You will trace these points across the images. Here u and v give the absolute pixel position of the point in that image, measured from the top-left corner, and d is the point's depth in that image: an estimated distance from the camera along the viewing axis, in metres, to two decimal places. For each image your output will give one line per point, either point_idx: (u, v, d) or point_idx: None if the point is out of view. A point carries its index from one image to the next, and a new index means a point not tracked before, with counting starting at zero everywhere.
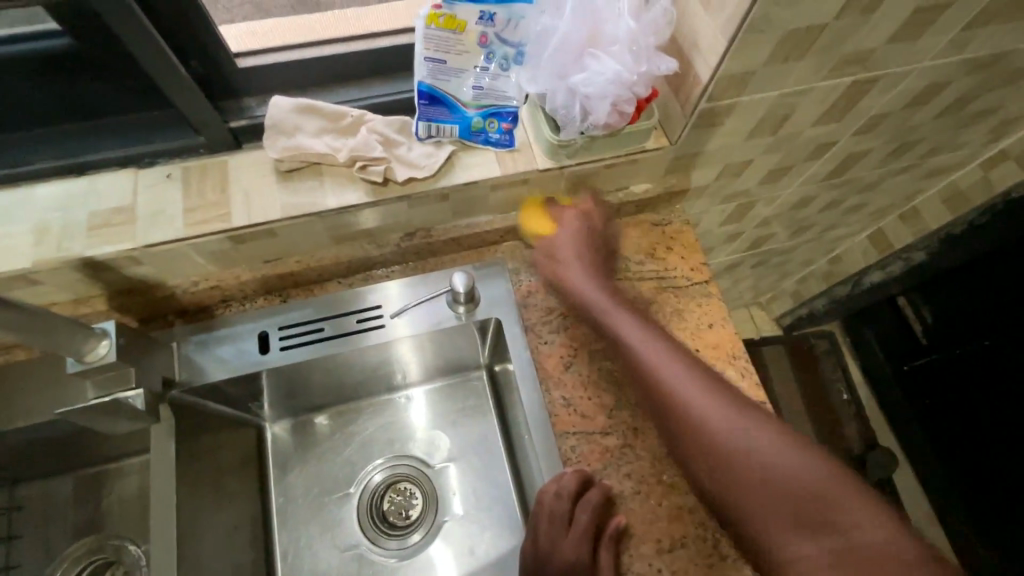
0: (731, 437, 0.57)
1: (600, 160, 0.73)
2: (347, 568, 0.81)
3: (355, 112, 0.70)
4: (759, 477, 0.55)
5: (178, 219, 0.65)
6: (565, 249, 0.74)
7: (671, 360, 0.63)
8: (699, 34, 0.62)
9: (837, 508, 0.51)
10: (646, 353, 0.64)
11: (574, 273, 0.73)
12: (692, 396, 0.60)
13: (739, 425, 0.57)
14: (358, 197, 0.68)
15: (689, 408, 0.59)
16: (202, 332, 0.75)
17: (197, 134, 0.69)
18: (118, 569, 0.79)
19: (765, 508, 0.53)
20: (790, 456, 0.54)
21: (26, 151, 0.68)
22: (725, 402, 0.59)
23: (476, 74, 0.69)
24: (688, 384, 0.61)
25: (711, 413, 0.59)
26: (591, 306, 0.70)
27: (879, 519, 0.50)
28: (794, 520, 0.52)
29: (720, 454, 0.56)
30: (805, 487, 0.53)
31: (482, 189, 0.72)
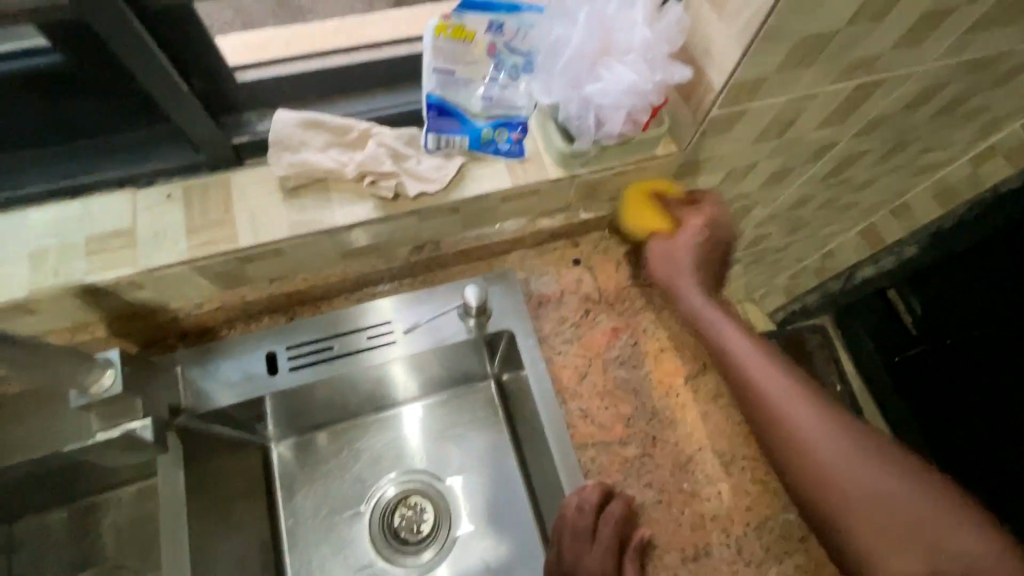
0: (842, 456, 0.58)
1: (610, 168, 0.72)
2: None
3: (362, 125, 0.69)
4: (871, 500, 0.56)
5: (181, 241, 0.63)
6: (683, 253, 0.74)
7: (785, 386, 0.62)
8: (711, 41, 0.62)
9: (930, 525, 0.53)
10: (762, 374, 0.64)
11: (691, 282, 0.73)
12: (804, 414, 0.61)
13: (851, 443, 0.58)
14: (367, 213, 0.66)
15: (812, 431, 0.60)
16: (207, 355, 0.73)
17: (197, 151, 0.66)
18: None
19: (875, 526, 0.55)
20: (898, 475, 0.56)
21: (18, 174, 0.64)
22: (837, 419, 0.60)
23: (486, 84, 0.68)
24: (797, 401, 0.62)
25: (818, 435, 0.60)
26: (704, 322, 0.70)
27: (967, 526, 0.53)
28: (906, 540, 0.53)
29: (833, 477, 0.57)
30: (905, 506, 0.54)
31: (493, 201, 0.70)
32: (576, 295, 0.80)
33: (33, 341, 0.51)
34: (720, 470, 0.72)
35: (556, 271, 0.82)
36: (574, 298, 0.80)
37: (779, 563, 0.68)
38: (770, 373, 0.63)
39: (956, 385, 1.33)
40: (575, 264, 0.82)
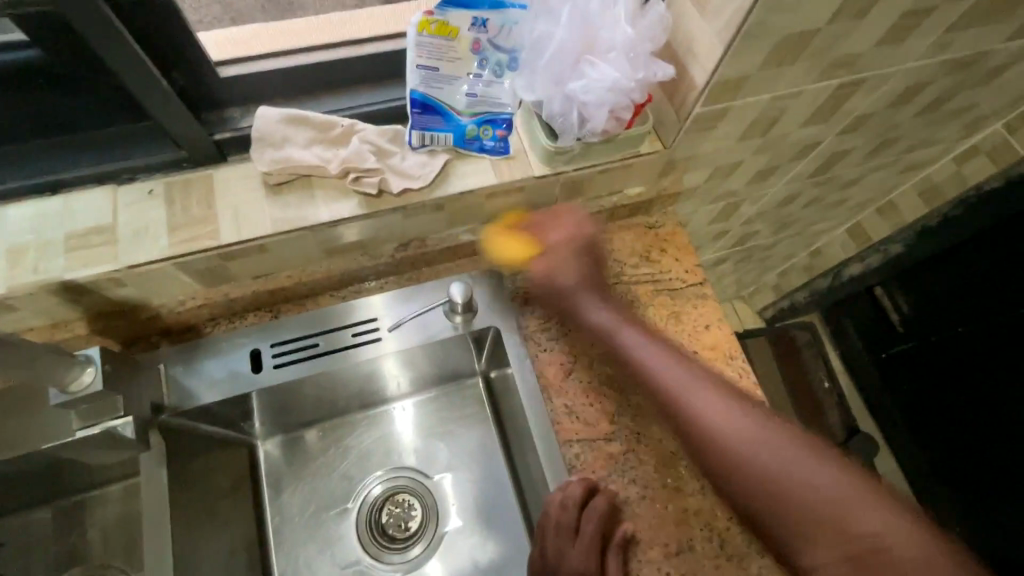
0: (749, 448, 0.56)
1: (595, 165, 0.72)
2: None
3: (346, 122, 0.68)
4: (789, 491, 0.54)
5: (163, 238, 0.62)
6: (564, 275, 0.72)
7: (696, 379, 0.62)
8: (694, 38, 0.62)
9: (847, 511, 0.51)
10: (671, 373, 0.63)
11: (582, 290, 0.72)
12: (718, 408, 0.59)
13: (760, 434, 0.57)
14: (351, 210, 0.66)
15: (720, 425, 0.59)
16: (191, 353, 0.72)
17: (179, 147, 0.66)
18: None
19: (795, 517, 0.53)
20: (818, 463, 0.54)
21: None
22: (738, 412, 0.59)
23: (470, 81, 0.68)
24: (708, 396, 0.61)
25: (723, 427, 0.58)
26: (595, 323, 0.70)
27: (892, 516, 0.50)
28: (818, 530, 0.52)
29: (753, 472, 0.55)
30: (824, 494, 0.52)
31: (478, 198, 0.70)
32: None
33: (10, 338, 0.50)
34: None
35: None
36: None
37: (763, 557, 0.69)
38: (682, 372, 0.63)
39: (940, 382, 1.34)
40: None
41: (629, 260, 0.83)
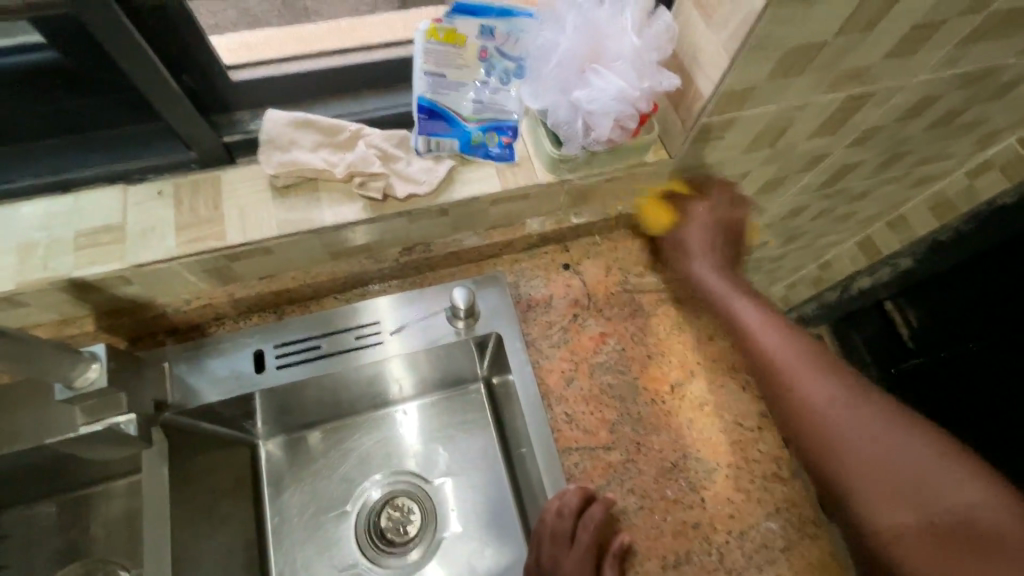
0: (843, 419, 0.59)
1: (599, 174, 0.73)
2: None
3: (352, 127, 0.68)
4: (873, 461, 0.56)
5: (170, 237, 0.63)
6: (692, 239, 0.77)
7: (799, 358, 0.64)
8: (700, 49, 0.62)
9: (952, 486, 0.52)
10: (780, 351, 0.65)
11: (696, 256, 0.76)
12: (809, 374, 0.62)
13: (863, 411, 0.59)
14: (356, 213, 0.66)
15: (832, 397, 0.60)
16: (194, 351, 0.73)
17: (188, 149, 0.66)
18: None
19: (900, 485, 0.54)
20: (907, 438, 0.56)
21: (9, 167, 0.65)
22: (844, 389, 0.61)
23: (476, 87, 0.68)
24: (800, 363, 0.63)
25: (825, 400, 0.60)
26: (708, 289, 0.74)
27: (980, 486, 0.52)
28: (907, 495, 0.53)
29: (828, 431, 0.59)
30: (920, 465, 0.54)
31: (482, 204, 0.71)
32: (565, 299, 0.81)
33: (15, 332, 0.51)
34: (703, 477, 0.72)
35: (545, 275, 0.83)
36: (563, 302, 0.81)
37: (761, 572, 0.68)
38: (784, 342, 0.65)
39: (950, 399, 1.32)
40: (564, 268, 0.83)
41: (634, 269, 0.84)
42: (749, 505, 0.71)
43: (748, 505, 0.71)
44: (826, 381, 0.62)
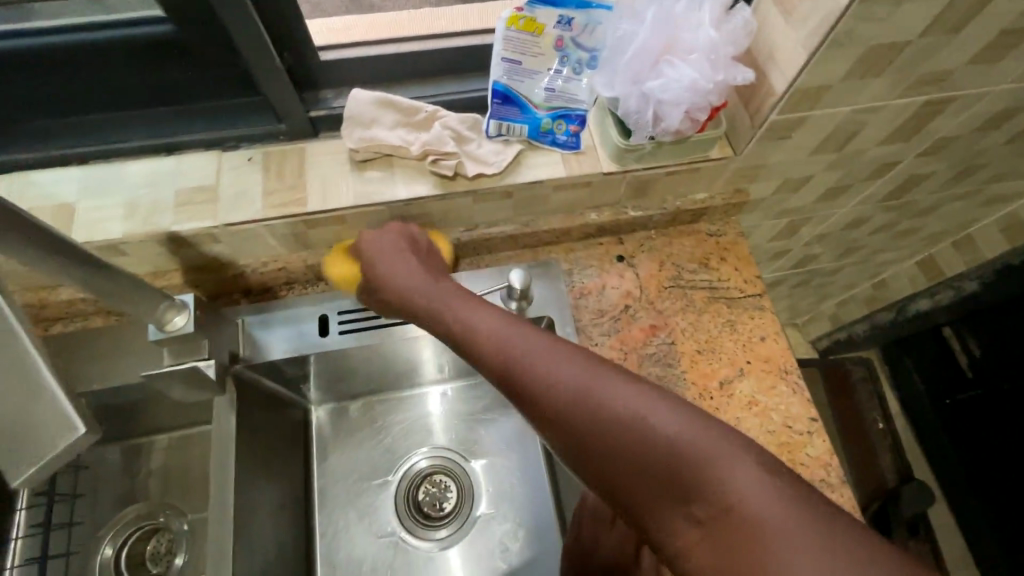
0: (574, 404, 0.44)
1: (664, 166, 0.74)
2: (382, 554, 0.82)
3: (429, 108, 0.71)
4: (624, 451, 0.41)
5: (258, 201, 0.68)
6: (383, 261, 0.64)
7: (537, 342, 0.48)
8: (777, 45, 0.63)
9: (716, 458, 0.39)
10: (530, 348, 0.48)
11: (397, 265, 0.63)
12: (545, 355, 0.47)
13: (604, 386, 0.44)
14: (427, 189, 0.70)
15: (552, 372, 0.46)
16: (265, 311, 0.78)
17: (279, 121, 0.71)
18: (165, 535, 0.83)
19: (631, 457, 0.41)
20: (641, 404, 0.42)
21: (122, 128, 0.71)
22: (570, 363, 0.46)
23: (550, 76, 0.70)
24: (537, 349, 0.48)
25: (560, 382, 0.45)
26: (422, 299, 0.60)
27: (750, 463, 0.38)
28: (659, 484, 0.40)
29: (565, 422, 0.44)
30: (677, 445, 0.40)
31: (546, 189, 0.73)
32: (617, 290, 0.83)
33: (66, 237, 0.47)
34: None
35: (599, 266, 0.84)
36: (615, 293, 0.82)
37: None
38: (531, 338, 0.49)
39: (1005, 434, 1.28)
40: (618, 260, 0.85)
41: (687, 266, 0.85)
42: None
43: None
44: (553, 359, 0.47)
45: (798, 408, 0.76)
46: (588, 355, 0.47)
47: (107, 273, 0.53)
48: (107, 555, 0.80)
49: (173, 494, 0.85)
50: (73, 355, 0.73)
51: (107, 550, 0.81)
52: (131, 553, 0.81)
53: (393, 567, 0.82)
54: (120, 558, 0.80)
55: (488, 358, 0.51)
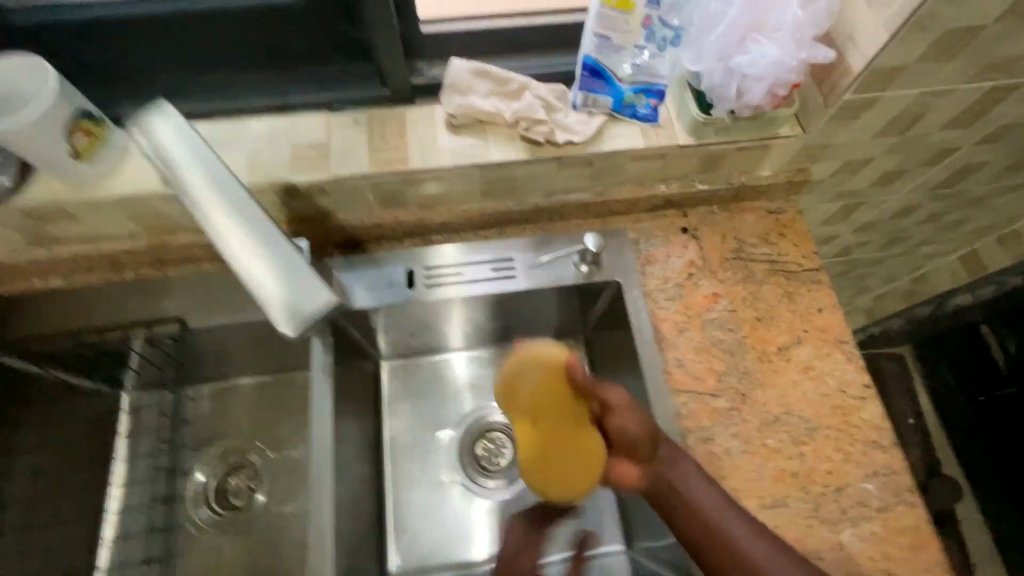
0: (710, 515, 0.63)
1: (736, 142, 0.79)
2: (445, 500, 0.89)
3: (520, 79, 0.77)
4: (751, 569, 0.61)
5: (364, 158, 0.75)
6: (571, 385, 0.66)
7: (686, 467, 0.66)
8: (857, 27, 0.67)
9: None
10: (716, 512, 0.63)
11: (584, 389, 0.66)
12: (690, 483, 0.65)
13: (741, 542, 0.62)
14: (518, 154, 0.76)
15: (744, 538, 0.62)
16: (355, 262, 0.84)
17: (383, 87, 0.78)
18: (246, 472, 0.94)
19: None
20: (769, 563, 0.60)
21: (242, 89, 0.78)
22: (716, 505, 0.64)
23: (635, 52, 0.74)
24: (692, 483, 0.65)
25: (703, 505, 0.64)
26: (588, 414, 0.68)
27: None
28: None
29: (710, 540, 0.62)
30: None
31: (624, 158, 0.79)
32: (681, 259, 0.88)
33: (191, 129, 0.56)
34: (804, 433, 0.77)
35: (664, 236, 0.89)
36: (679, 262, 0.87)
37: (855, 526, 0.72)
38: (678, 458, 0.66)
39: None
40: (682, 232, 0.90)
41: (748, 240, 0.90)
42: (847, 464, 0.75)
43: (846, 464, 0.75)
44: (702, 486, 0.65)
45: (852, 374, 0.81)
46: (720, 491, 0.65)
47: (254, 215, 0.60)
48: (199, 481, 0.92)
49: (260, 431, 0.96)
50: (190, 294, 0.83)
51: (199, 476, 0.93)
52: (218, 484, 0.93)
53: (455, 512, 0.88)
54: (210, 485, 0.92)
55: (624, 457, 0.68)
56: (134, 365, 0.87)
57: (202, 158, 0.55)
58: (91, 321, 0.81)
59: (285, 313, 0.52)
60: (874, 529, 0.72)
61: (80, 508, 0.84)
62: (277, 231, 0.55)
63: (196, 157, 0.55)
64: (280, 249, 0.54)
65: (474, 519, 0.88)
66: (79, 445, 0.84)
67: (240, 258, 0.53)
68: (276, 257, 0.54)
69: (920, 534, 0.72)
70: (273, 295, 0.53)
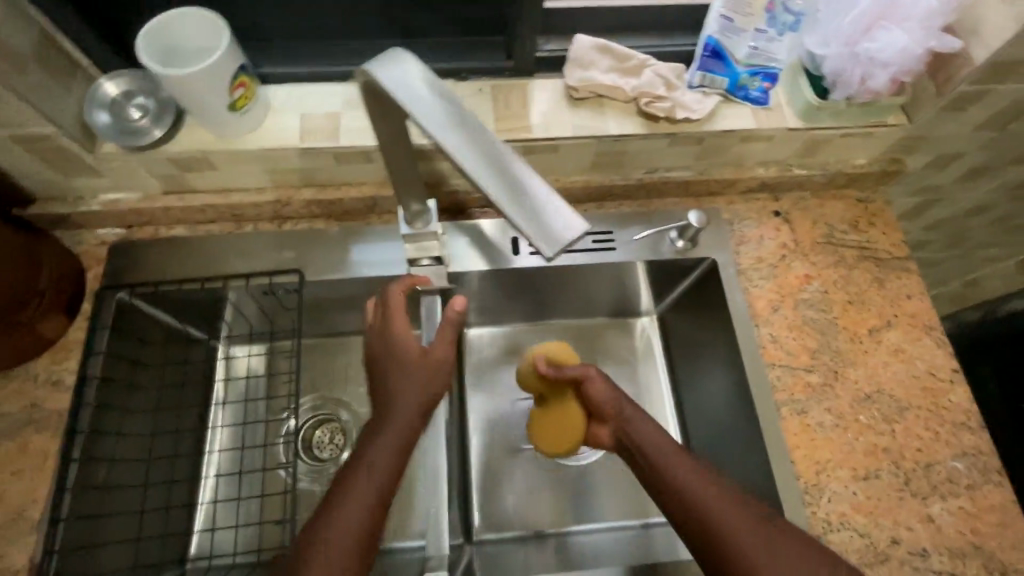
0: (674, 466, 0.65)
1: (844, 128, 0.82)
2: (524, 464, 0.92)
3: (640, 57, 0.79)
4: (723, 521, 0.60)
5: (490, 125, 0.78)
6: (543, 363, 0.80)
7: (649, 424, 0.70)
8: (984, 20, 0.70)
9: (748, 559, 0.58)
10: (668, 457, 0.65)
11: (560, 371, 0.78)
12: (654, 434, 0.68)
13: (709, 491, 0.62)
14: (635, 128, 0.79)
15: (693, 480, 0.63)
16: (464, 227, 0.88)
17: (507, 59, 0.81)
18: (333, 424, 0.96)
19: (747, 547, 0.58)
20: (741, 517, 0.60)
21: (374, 54, 0.82)
22: (680, 456, 0.66)
23: (755, 35, 0.78)
24: (659, 439, 0.68)
25: (666, 455, 0.66)
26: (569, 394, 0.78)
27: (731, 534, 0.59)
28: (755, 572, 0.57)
29: (679, 490, 0.63)
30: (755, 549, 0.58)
31: (734, 139, 0.81)
32: (774, 241, 0.90)
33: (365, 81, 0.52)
34: (895, 412, 0.80)
35: (757, 218, 0.92)
36: (772, 244, 0.90)
37: (944, 501, 0.75)
38: (639, 414, 0.71)
39: None
40: (775, 215, 0.92)
41: (838, 226, 0.92)
42: (937, 443, 0.78)
43: (936, 443, 0.78)
44: (664, 440, 0.67)
45: (941, 359, 0.83)
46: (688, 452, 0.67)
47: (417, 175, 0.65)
48: None
49: (343, 389, 0.98)
50: (302, 249, 0.85)
51: None
52: (308, 434, 0.95)
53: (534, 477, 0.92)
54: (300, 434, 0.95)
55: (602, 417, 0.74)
56: (229, 320, 0.91)
57: (442, 94, 0.48)
58: (203, 270, 0.83)
59: (551, 236, 0.42)
60: (963, 505, 0.75)
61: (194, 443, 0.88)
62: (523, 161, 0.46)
63: (426, 94, 0.48)
64: (534, 176, 0.45)
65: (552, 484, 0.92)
66: (193, 385, 0.89)
67: (493, 185, 0.44)
68: (530, 183, 0.44)
69: (1007, 513, 0.75)
70: (538, 222, 0.43)
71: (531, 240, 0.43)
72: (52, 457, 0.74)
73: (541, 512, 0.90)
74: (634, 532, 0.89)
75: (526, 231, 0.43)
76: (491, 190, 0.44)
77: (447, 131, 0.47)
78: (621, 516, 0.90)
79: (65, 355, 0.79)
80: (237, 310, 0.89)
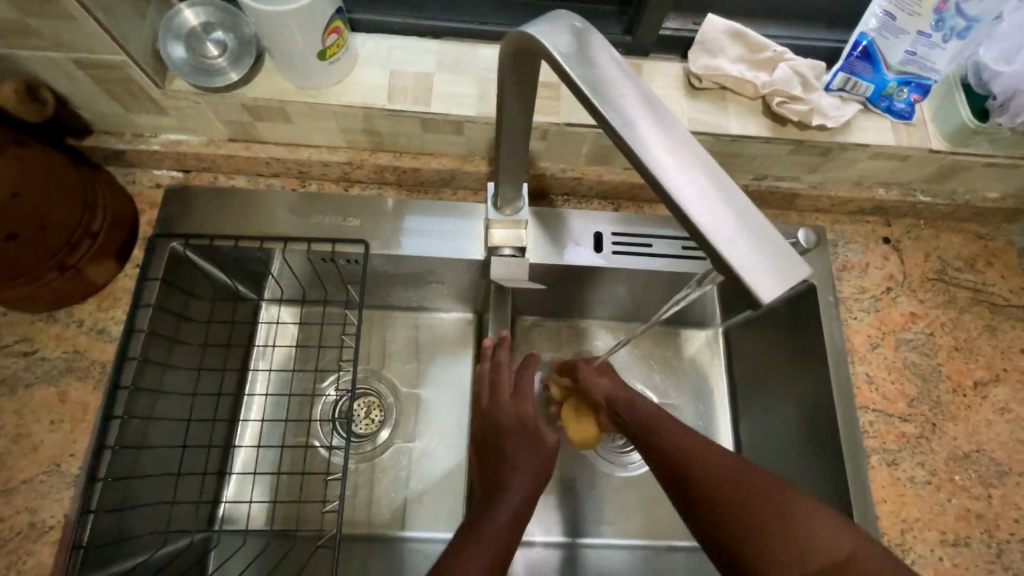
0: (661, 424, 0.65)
1: (992, 157, 0.72)
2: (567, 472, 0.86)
3: (777, 48, 0.69)
4: (708, 470, 0.58)
5: None
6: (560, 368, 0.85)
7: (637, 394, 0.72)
8: None
9: (742, 512, 0.53)
10: (658, 416, 0.66)
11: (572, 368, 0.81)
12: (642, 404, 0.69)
13: (693, 442, 0.61)
14: (758, 129, 0.70)
15: (685, 445, 0.61)
16: (548, 212, 0.79)
17: (623, 34, 0.73)
18: (374, 402, 0.88)
19: (742, 510, 0.53)
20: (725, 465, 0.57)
21: (475, 13, 0.74)
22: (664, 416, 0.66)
23: (915, 39, 0.65)
24: (646, 407, 0.69)
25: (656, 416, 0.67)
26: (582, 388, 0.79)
27: (716, 479, 0.56)
28: (749, 522, 0.53)
29: (667, 447, 0.62)
30: (741, 492, 0.55)
31: (865, 154, 0.73)
32: (881, 271, 0.82)
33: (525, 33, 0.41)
34: (994, 476, 0.73)
35: (864, 243, 0.83)
36: (879, 273, 0.82)
37: None
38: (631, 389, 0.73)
39: None
40: (884, 242, 0.84)
41: (953, 263, 0.83)
42: None
43: None
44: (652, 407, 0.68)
45: None
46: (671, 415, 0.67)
47: (521, 160, 0.59)
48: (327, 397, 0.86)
49: (390, 366, 0.90)
50: (368, 218, 0.77)
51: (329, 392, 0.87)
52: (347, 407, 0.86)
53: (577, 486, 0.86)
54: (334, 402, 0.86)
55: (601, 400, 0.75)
56: (275, 272, 0.82)
57: (617, 77, 0.39)
58: (258, 227, 0.76)
59: (768, 282, 0.34)
60: None
61: (234, 407, 0.84)
62: (724, 175, 0.37)
63: (597, 71, 0.39)
64: (735, 198, 0.36)
65: (595, 495, 0.85)
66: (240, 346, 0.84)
67: (692, 204, 0.35)
68: (736, 204, 0.36)
69: None
70: (742, 260, 0.34)
71: (738, 279, 0.34)
72: (93, 411, 0.70)
73: (582, 523, 0.84)
74: (651, 552, 0.83)
75: (735, 268, 0.34)
76: (691, 210, 0.35)
77: (632, 127, 0.38)
78: (667, 537, 0.84)
79: (112, 303, 0.74)
80: (284, 262, 0.80)
